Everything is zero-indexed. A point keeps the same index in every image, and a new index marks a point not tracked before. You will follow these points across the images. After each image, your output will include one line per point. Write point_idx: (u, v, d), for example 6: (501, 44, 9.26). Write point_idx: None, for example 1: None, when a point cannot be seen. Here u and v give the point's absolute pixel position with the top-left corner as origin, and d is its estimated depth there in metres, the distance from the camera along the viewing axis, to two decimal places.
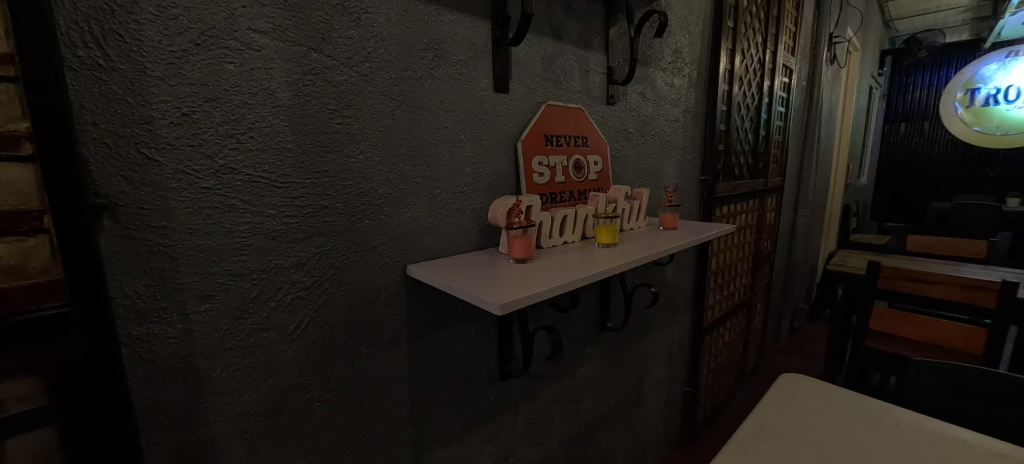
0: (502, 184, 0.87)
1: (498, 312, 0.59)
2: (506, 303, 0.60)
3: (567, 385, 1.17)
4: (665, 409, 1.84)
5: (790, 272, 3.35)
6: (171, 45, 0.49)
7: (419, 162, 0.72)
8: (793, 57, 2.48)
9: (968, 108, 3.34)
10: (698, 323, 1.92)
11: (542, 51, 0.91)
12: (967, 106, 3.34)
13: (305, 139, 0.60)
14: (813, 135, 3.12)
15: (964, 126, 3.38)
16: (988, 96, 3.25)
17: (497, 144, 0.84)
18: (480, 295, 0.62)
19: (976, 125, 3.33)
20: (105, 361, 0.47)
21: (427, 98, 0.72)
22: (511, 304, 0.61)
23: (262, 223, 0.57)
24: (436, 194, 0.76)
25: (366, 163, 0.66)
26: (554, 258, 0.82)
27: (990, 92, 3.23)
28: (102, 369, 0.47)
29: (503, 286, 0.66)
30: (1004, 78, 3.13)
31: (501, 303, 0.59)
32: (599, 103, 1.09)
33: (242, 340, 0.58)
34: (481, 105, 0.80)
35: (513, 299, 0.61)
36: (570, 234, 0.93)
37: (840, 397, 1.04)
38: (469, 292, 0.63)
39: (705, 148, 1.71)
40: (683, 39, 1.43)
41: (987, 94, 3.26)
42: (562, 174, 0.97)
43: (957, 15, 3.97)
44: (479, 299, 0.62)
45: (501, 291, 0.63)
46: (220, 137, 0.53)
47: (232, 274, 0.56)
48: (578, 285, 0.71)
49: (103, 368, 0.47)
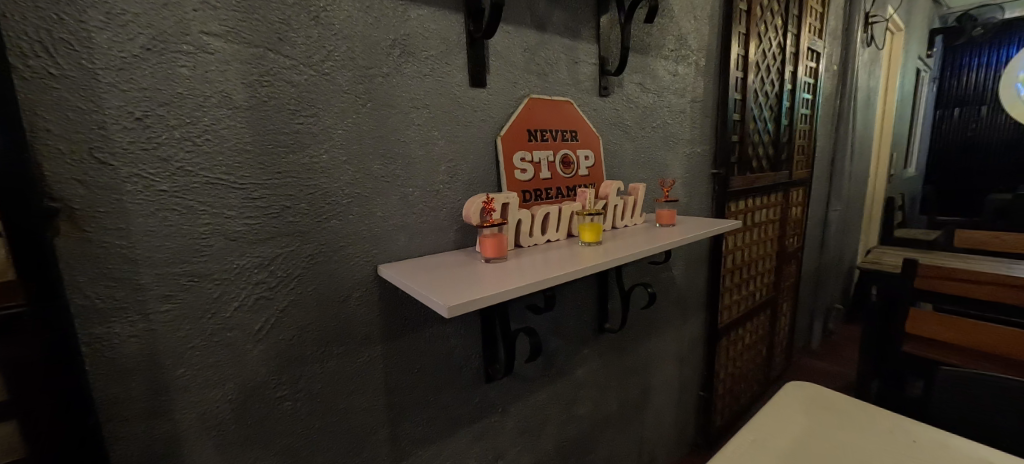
0: (481, 183, 0.85)
1: (445, 313, 0.57)
2: (454, 305, 0.58)
3: (562, 387, 1.15)
4: (676, 414, 1.79)
5: (820, 268, 3.20)
6: (122, 51, 0.50)
7: (389, 161, 0.72)
8: (820, 40, 2.35)
9: None
10: (712, 324, 1.86)
11: (524, 44, 0.89)
12: None
13: (264, 140, 0.60)
14: (846, 123, 2.96)
15: None
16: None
17: (475, 141, 0.83)
18: (431, 297, 0.60)
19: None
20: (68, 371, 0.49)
21: (395, 95, 0.71)
22: (461, 307, 0.59)
23: (222, 224, 0.58)
24: (409, 193, 0.75)
25: (333, 163, 0.66)
26: (533, 257, 0.80)
27: None
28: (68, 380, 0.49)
29: (460, 288, 0.64)
30: None
31: (448, 305, 0.57)
32: (590, 95, 1.06)
33: (206, 339, 0.59)
34: (456, 101, 0.79)
35: (464, 300, 0.59)
36: (554, 232, 0.90)
37: (855, 409, 0.97)
38: (423, 294, 0.62)
39: (718, 142, 1.64)
40: (689, 24, 1.38)
41: None
42: (548, 170, 0.95)
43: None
44: (429, 301, 0.60)
45: (454, 294, 0.61)
46: (175, 140, 0.54)
47: (193, 275, 0.57)
48: (547, 286, 0.68)
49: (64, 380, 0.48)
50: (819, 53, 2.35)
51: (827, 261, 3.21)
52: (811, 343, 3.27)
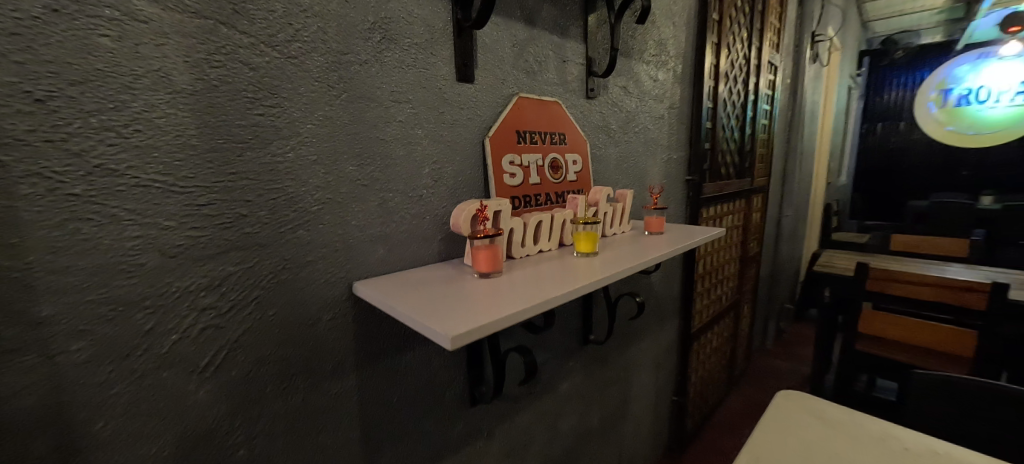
0: (468, 187, 0.77)
1: (447, 344, 0.48)
2: (459, 334, 0.48)
3: (548, 404, 1.08)
4: (652, 421, 1.76)
5: (774, 272, 3.33)
6: (16, 10, 0.38)
7: (367, 162, 0.62)
8: (778, 54, 2.44)
9: (943, 107, 3.70)
10: (686, 330, 1.85)
11: (512, 38, 0.81)
12: (942, 106, 3.71)
13: (214, 134, 0.49)
14: (796, 134, 3.10)
15: (939, 125, 3.74)
16: (959, 98, 3.60)
17: (461, 141, 0.75)
18: (427, 324, 0.51)
19: (948, 125, 3.72)
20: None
21: (374, 87, 0.62)
22: (465, 336, 0.49)
23: (157, 237, 0.46)
24: (389, 198, 0.65)
25: (300, 162, 0.55)
26: (528, 271, 0.72)
27: (962, 93, 3.56)
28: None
29: (458, 311, 0.55)
30: (976, 78, 3.46)
31: (452, 336, 0.48)
32: (577, 96, 1.00)
33: (134, 382, 0.47)
34: (441, 96, 0.70)
35: (469, 328, 0.50)
36: (546, 242, 0.83)
37: (843, 416, 0.95)
38: (417, 320, 0.52)
39: (692, 149, 1.64)
40: (668, 30, 1.36)
41: (959, 95, 3.60)
42: (536, 175, 0.88)
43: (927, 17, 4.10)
44: (426, 330, 0.50)
45: (454, 319, 0.52)
46: (92, 130, 0.42)
47: (118, 302, 0.45)
48: (554, 305, 0.60)
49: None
50: (776, 66, 2.44)
51: (780, 265, 3.35)
52: (767, 344, 3.40)
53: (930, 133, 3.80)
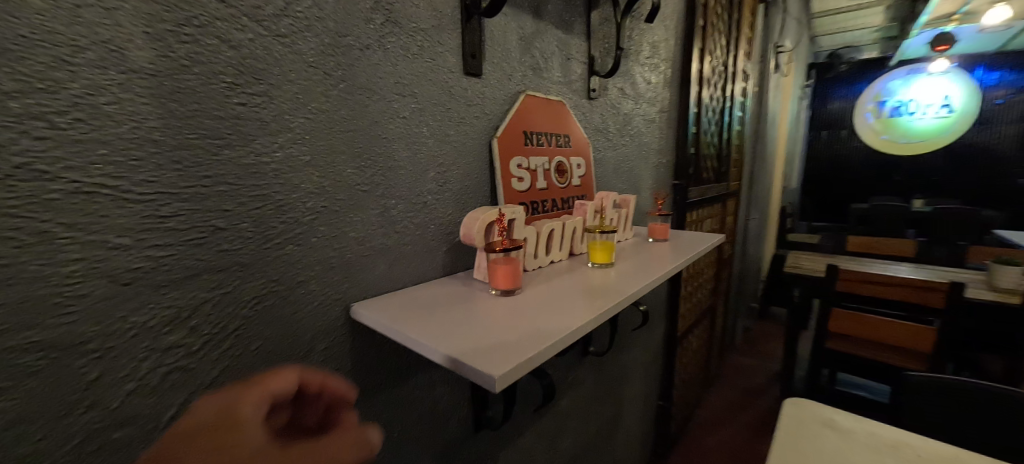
0: (475, 193, 0.69)
1: (494, 387, 0.40)
2: (506, 373, 0.40)
3: (549, 422, 1.01)
4: (640, 429, 1.73)
5: (742, 274, 3.42)
6: None
7: (368, 164, 0.53)
8: (749, 62, 2.49)
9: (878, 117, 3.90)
10: (671, 335, 1.84)
11: (520, 30, 0.74)
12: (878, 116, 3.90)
13: (183, 127, 0.39)
14: (762, 140, 3.20)
15: (875, 133, 3.95)
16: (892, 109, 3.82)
17: (468, 142, 0.67)
18: (464, 362, 0.42)
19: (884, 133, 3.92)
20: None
21: (377, 77, 0.53)
22: (513, 376, 0.41)
23: (106, 260, 0.36)
24: (392, 205, 0.57)
25: (289, 164, 0.46)
26: (548, 287, 0.65)
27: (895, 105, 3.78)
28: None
29: (495, 342, 0.46)
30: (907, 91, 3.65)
31: (500, 376, 0.40)
32: (579, 96, 0.94)
33: (73, 449, 0.36)
34: (449, 91, 0.62)
35: (513, 364, 0.42)
36: (556, 252, 0.77)
37: (853, 425, 0.93)
38: (448, 356, 0.43)
39: (678, 153, 1.62)
40: (660, 32, 1.33)
41: (893, 107, 3.81)
42: (543, 179, 0.81)
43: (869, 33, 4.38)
44: (464, 368, 0.42)
45: (493, 353, 0.44)
46: (15, 119, 0.31)
47: (52, 347, 0.34)
48: (594, 327, 0.53)
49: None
50: (748, 74, 2.49)
51: (747, 267, 3.45)
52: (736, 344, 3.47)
53: (868, 141, 4.02)
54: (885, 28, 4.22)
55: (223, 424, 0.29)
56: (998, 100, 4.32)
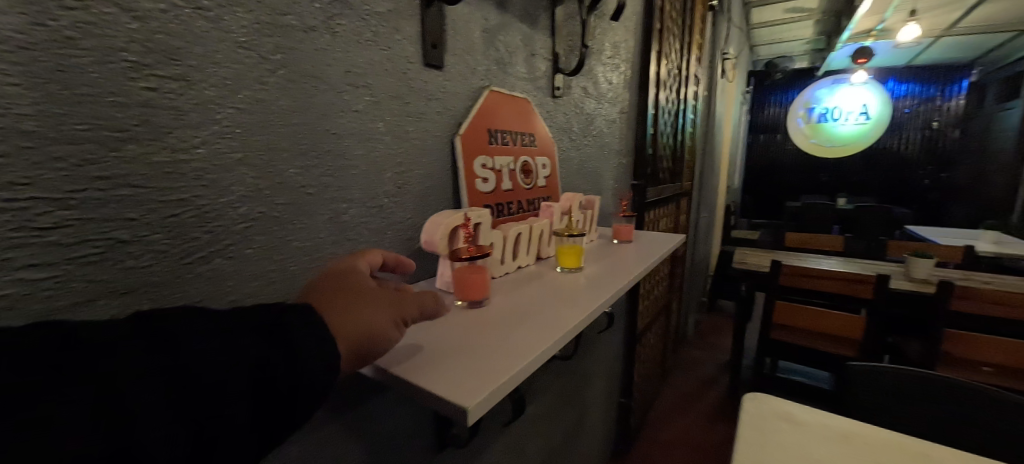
0: (436, 195, 0.64)
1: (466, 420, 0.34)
2: (480, 401, 0.35)
3: (517, 431, 0.97)
4: (603, 427, 1.73)
5: (693, 271, 3.54)
6: None
7: (315, 163, 0.46)
8: (700, 67, 2.57)
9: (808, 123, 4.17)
10: (632, 332, 1.86)
11: (483, 21, 0.69)
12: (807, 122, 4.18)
13: (70, 116, 0.31)
14: (710, 143, 3.33)
15: (805, 138, 4.22)
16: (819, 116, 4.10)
17: (429, 139, 0.61)
18: (430, 388, 0.37)
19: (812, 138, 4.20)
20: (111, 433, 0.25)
21: (324, 64, 0.46)
22: (487, 400, 0.36)
23: None
24: (344, 210, 0.50)
25: (215, 162, 0.38)
26: (517, 296, 0.61)
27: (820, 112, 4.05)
28: (150, 444, 0.26)
29: (465, 361, 0.41)
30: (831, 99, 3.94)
31: (473, 406, 0.34)
32: (544, 94, 0.91)
33: None
34: (407, 83, 0.57)
35: (488, 390, 0.37)
36: (524, 256, 0.73)
37: (809, 416, 0.94)
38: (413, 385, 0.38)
39: (637, 154, 1.63)
40: (620, 32, 1.32)
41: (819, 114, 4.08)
42: (509, 180, 0.77)
43: (801, 45, 4.69)
44: (430, 394, 0.36)
45: (464, 376, 0.39)
46: None
47: None
48: (570, 338, 0.50)
49: (217, 379, 0.29)
50: (699, 78, 2.56)
51: (696, 263, 3.58)
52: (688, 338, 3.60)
53: (801, 144, 4.29)
54: (815, 40, 4.52)
55: (351, 277, 0.41)
56: (905, 108, 5.04)
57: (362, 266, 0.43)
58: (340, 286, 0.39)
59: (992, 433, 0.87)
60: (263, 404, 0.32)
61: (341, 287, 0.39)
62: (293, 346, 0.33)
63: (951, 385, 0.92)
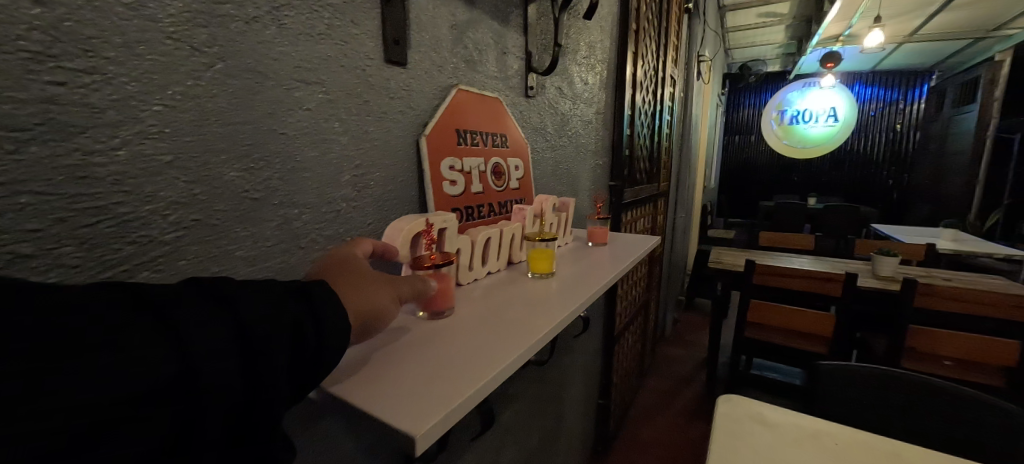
0: (400, 198, 0.61)
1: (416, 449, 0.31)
2: (431, 427, 0.32)
3: (490, 439, 0.94)
4: (582, 428, 1.72)
5: (671, 270, 3.58)
6: None
7: (260, 166, 0.43)
8: (676, 69, 2.58)
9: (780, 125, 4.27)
10: (609, 333, 1.85)
11: (451, 17, 0.67)
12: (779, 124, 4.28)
13: None
14: (686, 143, 3.37)
15: (777, 139, 4.33)
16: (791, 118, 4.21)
17: (391, 140, 0.58)
18: (379, 414, 0.33)
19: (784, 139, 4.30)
20: (180, 378, 0.27)
21: (269, 59, 0.43)
22: (439, 426, 0.33)
23: None
24: (295, 215, 0.47)
25: (139, 164, 0.35)
26: (486, 305, 0.58)
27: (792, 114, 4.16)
28: (204, 376, 0.28)
29: (423, 382, 0.38)
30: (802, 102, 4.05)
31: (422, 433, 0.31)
32: (516, 94, 0.88)
33: None
34: (366, 81, 0.53)
35: (440, 415, 0.33)
36: (494, 262, 0.70)
37: (780, 418, 0.94)
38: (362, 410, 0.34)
39: (614, 155, 1.63)
40: (596, 32, 1.31)
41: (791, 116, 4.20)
42: (479, 182, 0.74)
43: (774, 49, 4.80)
44: (379, 420, 0.33)
45: (418, 400, 0.35)
46: None
47: None
48: (539, 350, 0.47)
49: (267, 328, 0.32)
50: (675, 80, 2.58)
51: (673, 263, 3.62)
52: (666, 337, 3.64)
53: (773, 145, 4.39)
54: (787, 45, 4.63)
55: (349, 263, 0.44)
56: (871, 111, 5.25)
57: (357, 252, 0.46)
58: (342, 271, 0.43)
59: (955, 431, 0.88)
60: (299, 360, 0.34)
61: (346, 271, 0.43)
62: (320, 312, 0.35)
63: (916, 383, 0.93)
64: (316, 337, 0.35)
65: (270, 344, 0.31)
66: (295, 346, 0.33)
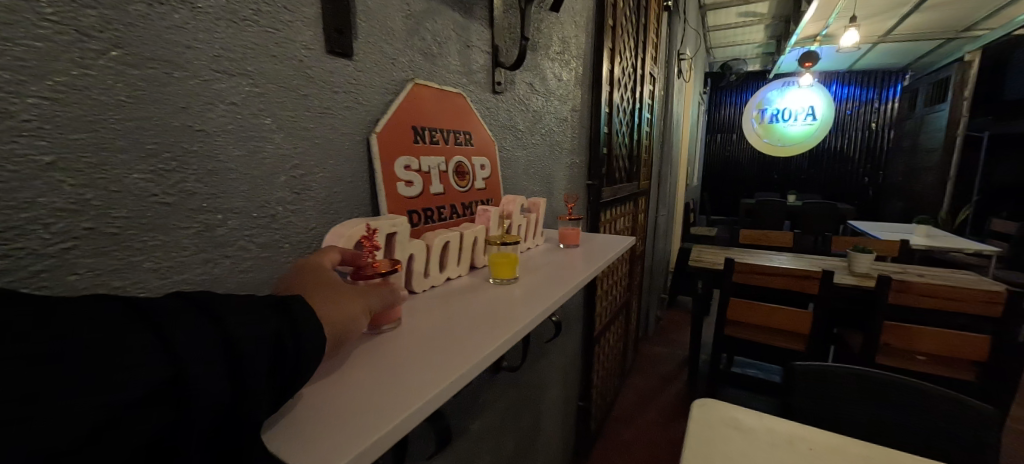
0: (347, 200, 0.56)
1: None
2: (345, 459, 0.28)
3: (460, 450, 0.90)
4: (561, 432, 1.69)
5: (653, 269, 3.58)
6: None
7: (171, 166, 0.38)
8: (655, 67, 2.57)
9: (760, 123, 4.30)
10: (589, 334, 1.83)
11: (404, 6, 0.62)
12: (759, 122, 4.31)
13: None
14: (667, 142, 3.37)
15: (757, 137, 4.35)
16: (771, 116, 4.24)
17: (336, 137, 0.54)
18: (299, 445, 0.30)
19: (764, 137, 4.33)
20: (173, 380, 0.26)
21: (180, 46, 0.38)
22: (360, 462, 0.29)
23: None
24: (219, 222, 0.42)
25: (12, 165, 0.30)
26: (441, 313, 0.54)
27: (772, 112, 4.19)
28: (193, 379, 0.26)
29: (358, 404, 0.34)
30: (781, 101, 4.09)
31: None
32: (482, 89, 0.84)
33: None
34: (304, 73, 0.49)
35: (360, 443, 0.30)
36: (453, 267, 0.66)
37: (754, 423, 0.92)
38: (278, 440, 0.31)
39: (591, 153, 1.60)
40: (570, 27, 1.28)
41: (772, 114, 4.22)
42: (438, 183, 0.70)
43: (753, 49, 4.85)
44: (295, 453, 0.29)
45: (348, 427, 0.32)
46: None
47: None
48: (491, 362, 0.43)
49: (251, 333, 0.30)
50: (655, 78, 2.57)
51: (655, 262, 3.62)
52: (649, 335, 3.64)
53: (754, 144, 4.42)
54: (765, 44, 4.68)
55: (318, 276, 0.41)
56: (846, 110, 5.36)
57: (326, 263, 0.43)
58: (313, 285, 0.39)
59: (927, 433, 0.88)
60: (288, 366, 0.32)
61: (316, 283, 0.40)
62: (300, 321, 0.33)
63: (888, 383, 0.92)
64: (299, 344, 0.33)
65: (258, 349, 0.30)
66: (280, 353, 0.31)
